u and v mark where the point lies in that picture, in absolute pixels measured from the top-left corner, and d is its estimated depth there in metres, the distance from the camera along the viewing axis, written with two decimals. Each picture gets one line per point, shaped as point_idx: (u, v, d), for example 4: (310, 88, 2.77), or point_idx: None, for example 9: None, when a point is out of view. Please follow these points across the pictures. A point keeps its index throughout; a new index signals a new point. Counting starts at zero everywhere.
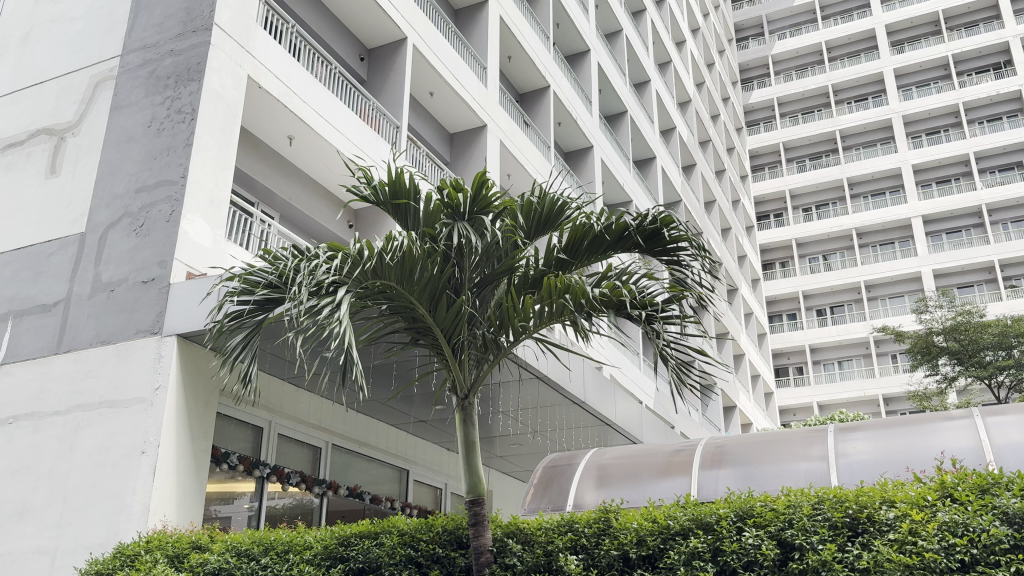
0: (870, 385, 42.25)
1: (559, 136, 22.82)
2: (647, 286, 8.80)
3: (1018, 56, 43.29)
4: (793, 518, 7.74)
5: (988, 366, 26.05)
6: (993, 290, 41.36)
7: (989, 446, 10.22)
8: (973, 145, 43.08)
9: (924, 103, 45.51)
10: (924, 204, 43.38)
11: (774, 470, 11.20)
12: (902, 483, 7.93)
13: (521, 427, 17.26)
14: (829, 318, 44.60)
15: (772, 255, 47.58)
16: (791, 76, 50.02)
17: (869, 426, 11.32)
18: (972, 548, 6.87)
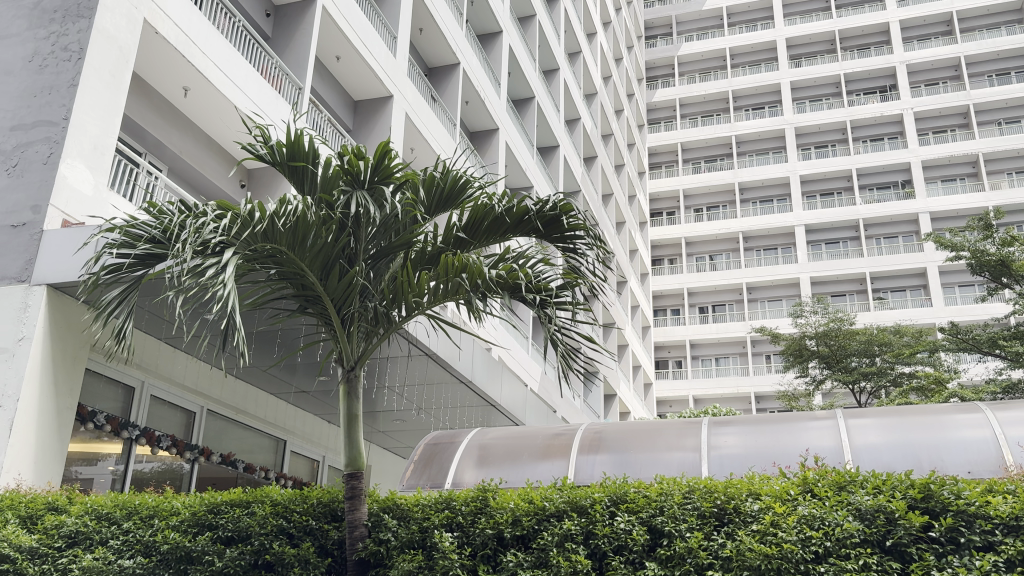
0: (744, 382, 43.97)
1: (465, 116, 22.69)
2: (542, 272, 8.86)
3: (903, 82, 46.00)
4: (664, 505, 8.03)
5: (853, 371, 27.59)
6: (862, 300, 43.75)
7: (847, 446, 10.86)
8: (856, 162, 45.51)
9: (816, 117, 47.53)
10: (808, 214, 45.46)
11: (647, 459, 11.51)
12: (768, 476, 8.32)
13: (405, 403, 17.16)
14: (710, 315, 46.10)
15: (662, 251, 48.73)
16: (694, 78, 51.18)
17: (739, 421, 11.80)
18: (825, 541, 7.27)
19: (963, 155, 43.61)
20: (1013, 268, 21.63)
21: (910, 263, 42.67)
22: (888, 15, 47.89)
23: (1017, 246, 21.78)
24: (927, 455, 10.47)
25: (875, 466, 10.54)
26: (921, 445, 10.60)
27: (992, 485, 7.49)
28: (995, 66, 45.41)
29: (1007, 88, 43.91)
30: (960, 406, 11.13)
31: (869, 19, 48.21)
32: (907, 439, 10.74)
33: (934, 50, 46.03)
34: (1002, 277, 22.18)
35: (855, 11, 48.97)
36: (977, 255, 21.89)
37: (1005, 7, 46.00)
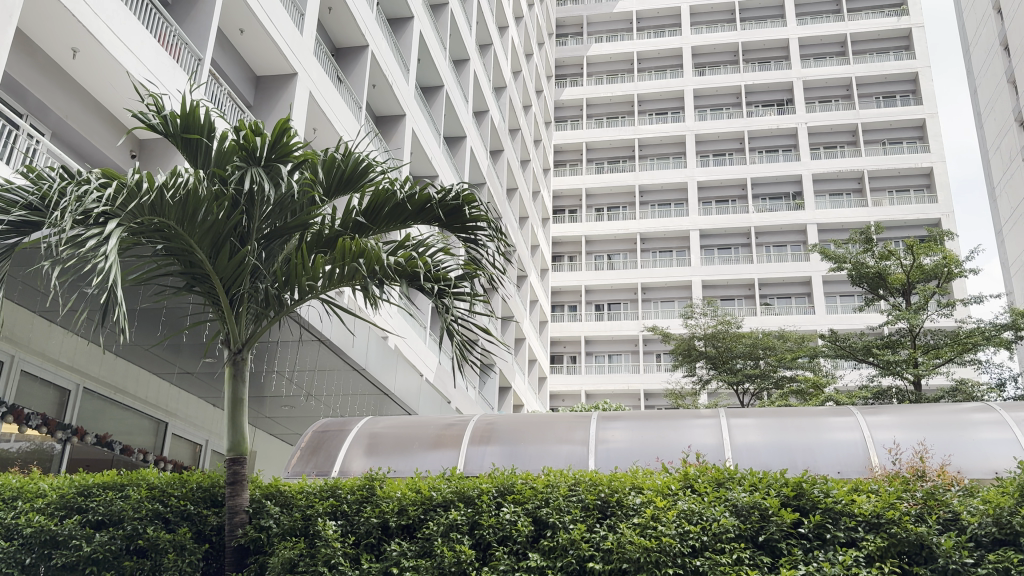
0: (634, 379, 44.91)
1: (372, 100, 22.34)
2: (441, 261, 8.81)
3: (799, 97, 48.02)
4: (549, 497, 8.16)
5: (737, 372, 28.62)
6: (750, 305, 45.36)
7: (728, 445, 11.23)
8: (751, 171, 47.25)
9: (716, 125, 48.96)
10: (703, 219, 46.92)
11: (536, 451, 11.62)
12: (650, 471, 8.57)
13: (294, 389, 16.80)
14: (605, 313, 46.88)
15: (562, 248, 49.11)
16: (602, 79, 51.78)
17: (628, 417, 12.04)
18: (703, 535, 7.53)
19: (850, 171, 45.89)
20: (890, 280, 22.89)
21: (796, 271, 44.59)
22: (788, 32, 49.78)
23: (893, 260, 23.04)
24: (802, 456, 10.95)
25: (754, 464, 10.95)
26: (796, 445, 11.09)
27: (856, 485, 8.02)
28: (883, 88, 47.87)
29: (893, 110, 46.35)
30: (833, 408, 11.71)
31: (770, 34, 50.01)
32: (784, 439, 11.22)
33: (828, 69, 48.18)
34: (879, 288, 23.42)
35: (758, 25, 50.70)
36: (858, 267, 22.98)
37: (895, 33, 48.49)
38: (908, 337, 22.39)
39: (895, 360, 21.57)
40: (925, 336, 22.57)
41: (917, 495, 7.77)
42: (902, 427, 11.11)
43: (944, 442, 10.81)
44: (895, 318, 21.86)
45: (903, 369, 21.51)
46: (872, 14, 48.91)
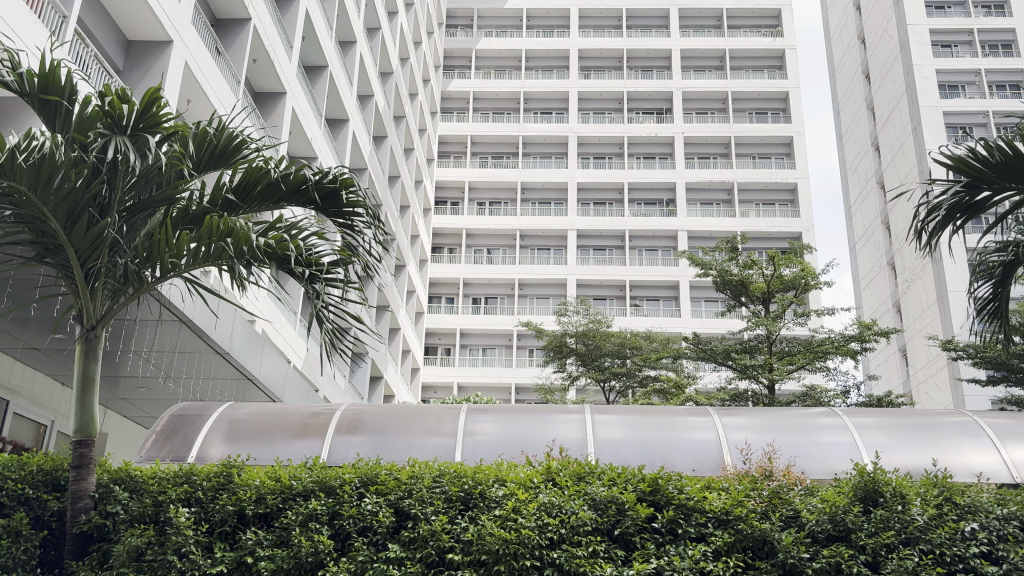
0: (506, 373, 45.23)
1: (251, 75, 21.58)
2: (314, 244, 8.63)
3: (677, 107, 49.74)
4: (412, 488, 8.17)
5: (604, 370, 29.37)
6: (621, 306, 46.59)
7: (591, 440, 11.50)
8: (628, 176, 48.54)
9: (597, 129, 50.00)
10: (581, 219, 47.83)
11: (402, 442, 11.58)
12: (514, 463, 8.71)
13: (152, 370, 16.07)
14: (482, 306, 47.03)
15: (442, 240, 48.75)
16: (490, 74, 51.59)
17: (497, 410, 12.16)
18: (561, 528, 7.72)
19: (721, 182, 47.89)
20: (751, 288, 24.04)
21: (665, 275, 46.19)
22: (671, 43, 51.41)
23: (756, 269, 24.21)
24: (660, 452, 11.36)
25: (614, 459, 11.26)
26: (655, 442, 11.49)
27: (709, 482, 8.45)
28: (756, 105, 50.13)
29: (763, 126, 48.66)
30: (691, 409, 12.20)
31: (654, 43, 51.49)
32: (644, 436, 11.60)
33: (706, 82, 50.09)
34: (741, 296, 24.57)
35: (643, 33, 52.06)
36: (723, 274, 24.01)
37: (770, 52, 50.83)
38: (765, 343, 23.55)
39: (752, 364, 22.67)
40: (781, 342, 23.76)
41: (764, 493, 8.26)
42: (753, 428, 11.69)
43: (790, 444, 11.44)
44: (754, 324, 22.95)
45: (759, 373, 22.65)
46: (750, 32, 51.05)
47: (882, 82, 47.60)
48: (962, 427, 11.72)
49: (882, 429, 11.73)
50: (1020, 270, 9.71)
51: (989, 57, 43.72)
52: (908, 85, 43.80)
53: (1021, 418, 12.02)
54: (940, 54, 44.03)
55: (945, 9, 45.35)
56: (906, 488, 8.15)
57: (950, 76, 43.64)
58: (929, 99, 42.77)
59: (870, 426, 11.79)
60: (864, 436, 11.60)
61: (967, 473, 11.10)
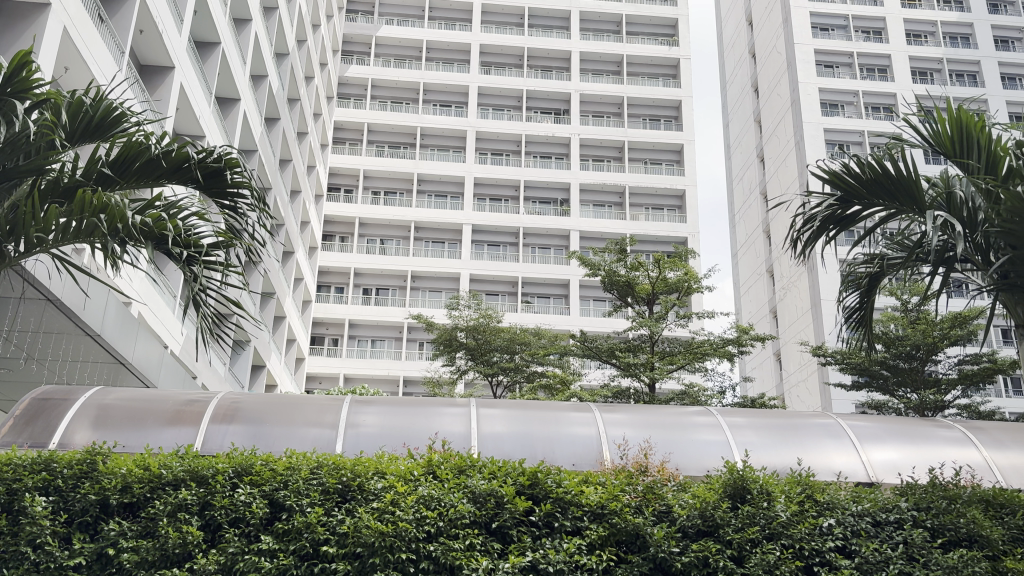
0: (394, 366, 44.80)
1: (137, 46, 20.54)
2: (195, 225, 8.33)
3: (575, 108, 50.49)
4: (288, 480, 8.01)
5: (493, 364, 29.52)
6: (512, 302, 46.94)
7: (475, 433, 11.53)
8: (525, 174, 48.90)
9: (496, 125, 50.10)
10: (476, 214, 47.87)
11: (280, 432, 11.31)
12: (394, 456, 8.68)
13: (13, 350, 15.17)
14: (372, 297, 46.42)
15: (333, 228, 47.77)
16: (389, 62, 50.83)
17: (381, 402, 12.03)
18: (439, 521, 7.72)
19: (613, 185, 48.90)
20: (637, 289, 24.67)
21: (556, 273, 46.84)
22: (571, 44, 52.06)
23: (642, 271, 24.84)
24: (542, 447, 11.50)
25: (496, 453, 11.32)
26: (537, 437, 11.62)
27: (586, 476, 8.66)
28: (649, 111, 51.54)
29: (656, 132, 50.08)
30: (574, 404, 12.40)
31: (554, 44, 52.02)
32: (526, 430, 11.72)
33: (603, 86, 51.03)
34: (627, 296, 25.16)
35: (544, 33, 52.48)
36: (610, 274, 24.50)
37: (666, 61, 52.25)
38: (648, 343, 24.18)
39: (635, 362, 23.31)
40: (663, 343, 24.44)
41: (638, 488, 8.51)
42: (632, 425, 12.00)
43: (666, 441, 11.77)
44: (638, 324, 23.52)
45: (641, 371, 23.29)
46: (647, 40, 52.31)
47: (770, 97, 49.52)
48: (826, 429, 12.35)
49: (753, 428, 12.23)
50: (884, 281, 10.29)
51: (867, 80, 46.25)
52: (794, 101, 45.78)
53: (879, 420, 12.79)
54: (823, 74, 46.23)
55: (829, 31, 47.67)
56: (772, 485, 8.56)
57: (832, 95, 45.88)
58: (812, 116, 44.80)
59: (743, 425, 12.27)
60: (737, 435, 12.06)
61: (828, 472, 11.69)
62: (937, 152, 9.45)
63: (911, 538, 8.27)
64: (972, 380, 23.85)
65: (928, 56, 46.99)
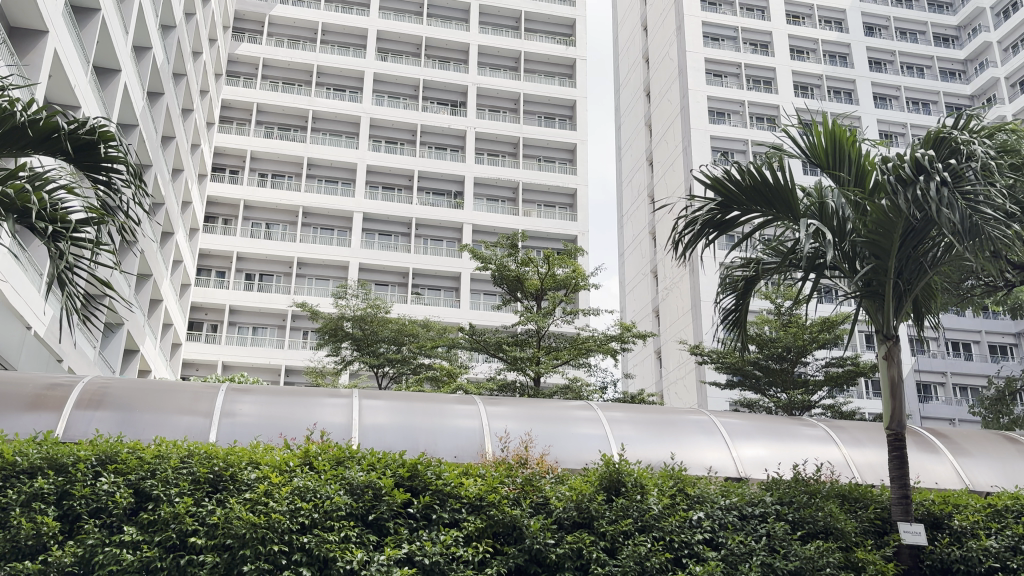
0: (276, 354, 43.62)
1: (6, 7, 19.14)
2: (63, 200, 7.85)
3: (471, 101, 50.52)
4: (156, 469, 7.74)
5: (379, 355, 29.14)
6: (401, 293, 46.51)
7: (355, 424, 11.35)
8: (419, 164, 48.52)
9: (391, 113, 49.44)
10: (368, 202, 47.16)
11: (151, 419, 10.84)
12: (270, 447, 8.51)
13: None
14: (256, 283, 45.04)
15: (216, 209, 46.08)
16: (282, 42, 49.41)
17: (259, 391, 11.73)
18: (313, 513, 7.60)
19: (507, 180, 49.24)
20: (526, 284, 24.80)
21: (447, 266, 46.74)
22: (470, 37, 52.03)
23: (532, 267, 25.00)
24: (424, 439, 11.44)
25: (378, 444, 11.18)
26: (420, 429, 11.55)
27: (466, 469, 8.73)
28: (545, 109, 52.17)
29: (551, 130, 50.70)
30: (458, 397, 12.42)
31: (452, 35, 51.82)
32: (409, 422, 11.63)
33: (500, 81, 51.30)
34: (516, 291, 25.27)
35: (442, 24, 52.15)
36: (501, 268, 24.60)
37: (562, 60, 52.99)
38: (535, 338, 24.46)
39: (521, 356, 23.51)
40: (549, 338, 24.75)
41: (517, 481, 8.66)
42: (515, 418, 12.10)
43: (547, 434, 11.93)
44: (526, 319, 23.70)
45: (526, 366, 23.50)
46: (544, 38, 52.95)
47: (661, 101, 50.79)
48: (700, 425, 12.80)
49: (631, 423, 12.53)
50: (760, 284, 10.72)
51: (752, 90, 48.06)
52: (683, 107, 47.14)
53: (749, 418, 13.34)
54: (712, 82, 47.76)
55: (718, 41, 49.19)
56: (646, 479, 8.87)
57: (719, 103, 47.46)
58: (699, 123, 46.25)
59: (621, 420, 12.56)
60: (615, 430, 12.33)
61: (700, 466, 12.10)
62: (812, 163, 9.87)
63: (773, 531, 8.69)
64: (837, 381, 25.11)
65: (810, 71, 49.41)
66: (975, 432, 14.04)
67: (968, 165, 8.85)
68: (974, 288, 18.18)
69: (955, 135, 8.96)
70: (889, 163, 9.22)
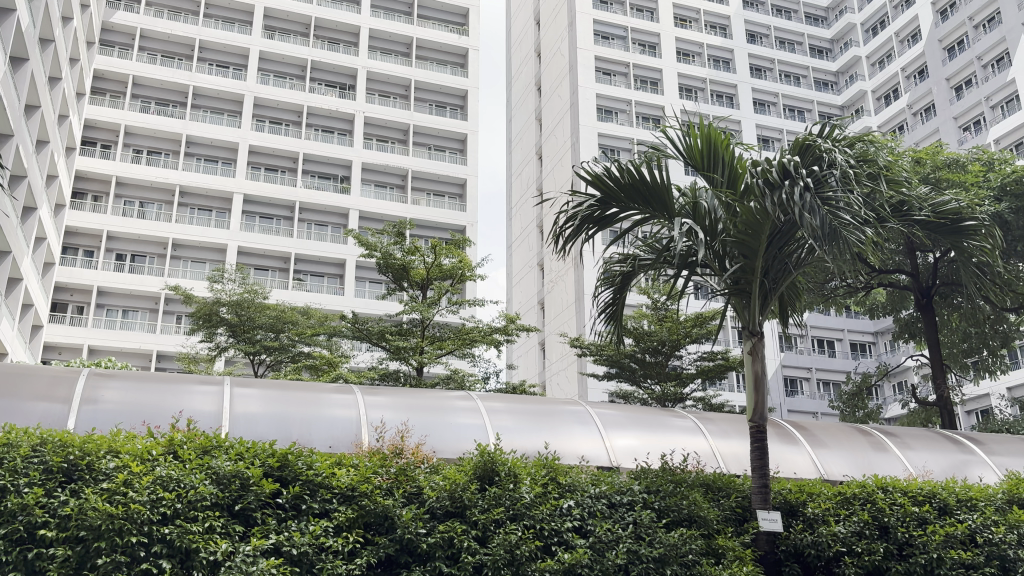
0: (147, 339, 41.79)
1: None
2: None
3: (361, 85, 49.74)
4: (4, 458, 7.31)
5: (256, 342, 28.37)
6: (282, 278, 45.43)
7: (226, 413, 11.02)
8: (304, 147, 47.44)
9: (276, 93, 48.09)
10: (249, 183, 45.79)
11: (3, 405, 10.19)
12: (132, 435, 8.18)
13: None
14: (127, 264, 43.03)
15: (86, 185, 43.74)
16: (162, 13, 47.27)
17: (124, 376, 11.23)
18: (176, 502, 7.34)
19: (396, 167, 48.76)
20: (411, 274, 24.64)
21: (330, 252, 45.92)
22: (361, 20, 51.20)
23: (417, 256, 24.85)
24: (298, 428, 11.22)
25: (248, 433, 10.90)
26: (294, 418, 11.33)
27: (339, 458, 8.64)
28: (436, 97, 51.94)
29: (441, 119, 50.51)
30: (334, 386, 12.26)
31: (343, 17, 50.87)
32: (283, 411, 11.39)
33: (391, 67, 50.73)
34: (401, 280, 25.08)
35: (332, 4, 51.10)
36: (386, 257, 24.32)
37: (454, 49, 52.92)
38: (418, 327, 24.33)
39: (404, 346, 23.35)
40: (433, 328, 24.70)
41: (391, 471, 8.64)
42: (392, 408, 12.03)
43: (423, 424, 11.91)
44: (409, 308, 23.50)
45: (409, 355, 23.40)
46: (436, 26, 52.71)
47: (551, 96, 51.36)
48: (576, 416, 13.07)
49: (509, 414, 12.66)
50: (636, 279, 11.00)
51: (639, 90, 49.22)
52: (573, 103, 47.78)
53: (623, 409, 13.71)
54: (601, 80, 48.65)
55: (609, 39, 50.17)
56: (519, 468, 9.02)
57: (607, 101, 48.35)
58: (588, 120, 47.06)
59: (499, 410, 12.68)
60: (493, 420, 12.42)
61: (574, 456, 12.33)
62: (689, 164, 10.21)
63: (639, 519, 8.97)
64: (709, 374, 26.05)
65: (694, 74, 51.04)
66: (831, 424, 14.91)
67: (829, 172, 9.34)
68: (836, 288, 19.23)
69: (819, 144, 9.44)
70: (758, 167, 9.63)
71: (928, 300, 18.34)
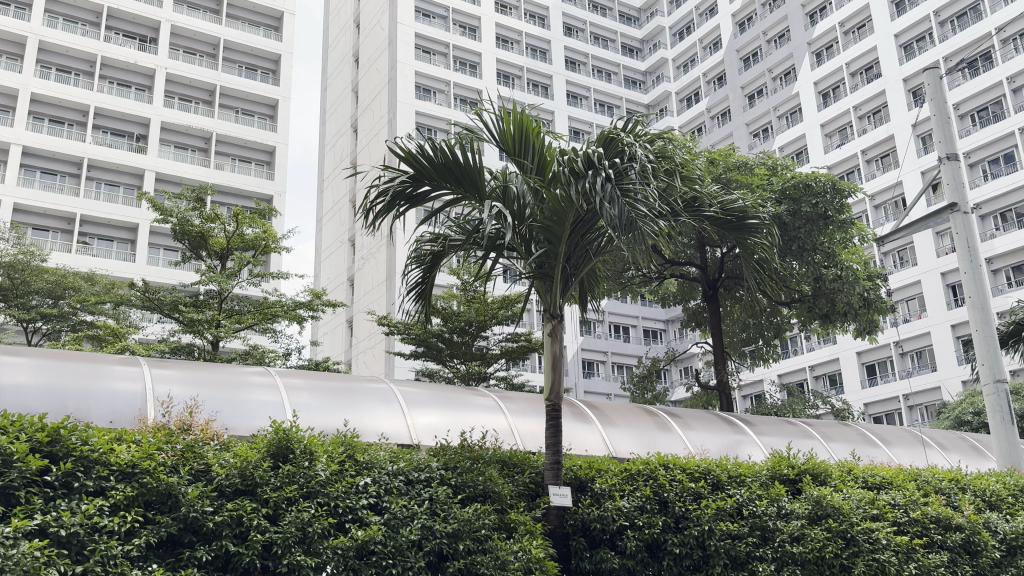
0: None
1: None
2: None
3: (163, 40, 46.58)
4: None
5: (31, 309, 26.04)
6: (65, 241, 41.78)
7: None
8: (96, 99, 43.82)
9: (65, 38, 44.03)
10: (29, 135, 41.73)
11: None
12: None
13: None
14: None
15: None
16: None
17: None
18: None
19: (199, 129, 46.12)
20: (211, 243, 23.43)
21: (121, 216, 42.76)
22: None
23: (217, 224, 23.61)
24: (73, 402, 10.40)
25: (15, 406, 9.95)
26: (70, 390, 10.49)
27: (119, 434, 8.11)
28: (246, 59, 49.64)
29: (250, 82, 48.32)
30: (118, 358, 11.49)
31: None
32: (58, 383, 10.52)
33: (197, 23, 47.93)
34: (199, 249, 23.78)
35: None
36: (182, 224, 22.90)
37: (266, 10, 50.95)
38: (216, 300, 23.13)
39: (199, 319, 22.10)
40: (232, 300, 23.63)
41: (177, 447, 8.25)
42: (180, 382, 11.42)
43: (215, 399, 11.40)
44: (206, 279, 22.27)
45: (205, 329, 22.23)
46: None
47: (369, 70, 50.49)
48: (377, 393, 12.99)
49: (309, 391, 12.35)
50: (445, 259, 11.03)
51: (457, 72, 49.34)
52: (391, 79, 47.08)
53: (426, 387, 13.78)
54: (420, 58, 48.25)
55: (429, 18, 49.83)
56: (315, 445, 8.83)
57: (426, 80, 48.06)
58: (405, 97, 46.59)
59: (299, 387, 12.35)
60: (291, 397, 12.08)
61: (373, 433, 12.20)
62: (500, 148, 10.35)
63: (435, 495, 9.03)
64: (511, 355, 26.69)
65: (512, 61, 51.94)
66: (622, 405, 15.74)
67: (630, 166, 9.79)
68: (632, 277, 20.26)
69: (621, 137, 9.91)
70: (565, 156, 9.95)
71: (714, 291, 19.70)
